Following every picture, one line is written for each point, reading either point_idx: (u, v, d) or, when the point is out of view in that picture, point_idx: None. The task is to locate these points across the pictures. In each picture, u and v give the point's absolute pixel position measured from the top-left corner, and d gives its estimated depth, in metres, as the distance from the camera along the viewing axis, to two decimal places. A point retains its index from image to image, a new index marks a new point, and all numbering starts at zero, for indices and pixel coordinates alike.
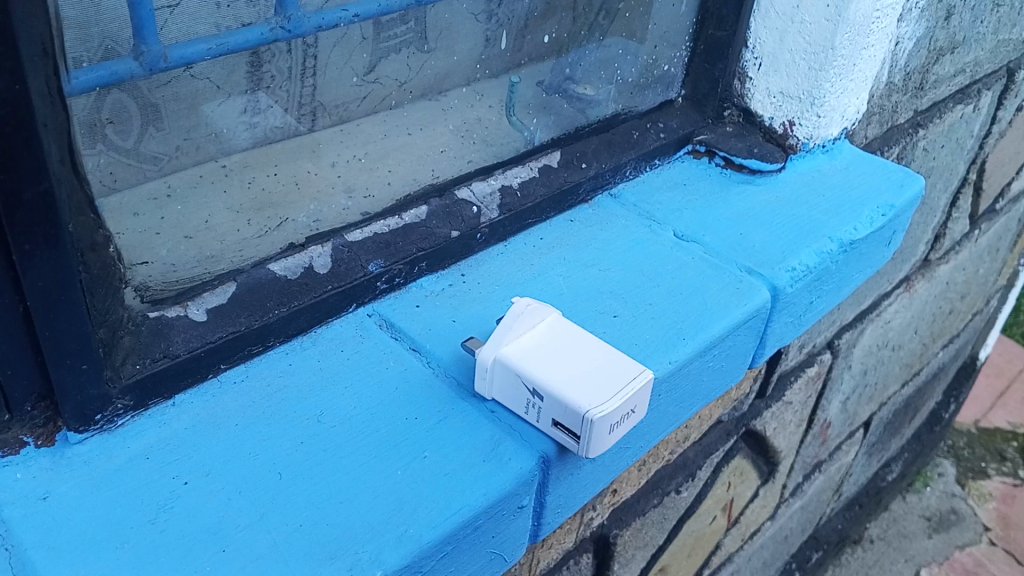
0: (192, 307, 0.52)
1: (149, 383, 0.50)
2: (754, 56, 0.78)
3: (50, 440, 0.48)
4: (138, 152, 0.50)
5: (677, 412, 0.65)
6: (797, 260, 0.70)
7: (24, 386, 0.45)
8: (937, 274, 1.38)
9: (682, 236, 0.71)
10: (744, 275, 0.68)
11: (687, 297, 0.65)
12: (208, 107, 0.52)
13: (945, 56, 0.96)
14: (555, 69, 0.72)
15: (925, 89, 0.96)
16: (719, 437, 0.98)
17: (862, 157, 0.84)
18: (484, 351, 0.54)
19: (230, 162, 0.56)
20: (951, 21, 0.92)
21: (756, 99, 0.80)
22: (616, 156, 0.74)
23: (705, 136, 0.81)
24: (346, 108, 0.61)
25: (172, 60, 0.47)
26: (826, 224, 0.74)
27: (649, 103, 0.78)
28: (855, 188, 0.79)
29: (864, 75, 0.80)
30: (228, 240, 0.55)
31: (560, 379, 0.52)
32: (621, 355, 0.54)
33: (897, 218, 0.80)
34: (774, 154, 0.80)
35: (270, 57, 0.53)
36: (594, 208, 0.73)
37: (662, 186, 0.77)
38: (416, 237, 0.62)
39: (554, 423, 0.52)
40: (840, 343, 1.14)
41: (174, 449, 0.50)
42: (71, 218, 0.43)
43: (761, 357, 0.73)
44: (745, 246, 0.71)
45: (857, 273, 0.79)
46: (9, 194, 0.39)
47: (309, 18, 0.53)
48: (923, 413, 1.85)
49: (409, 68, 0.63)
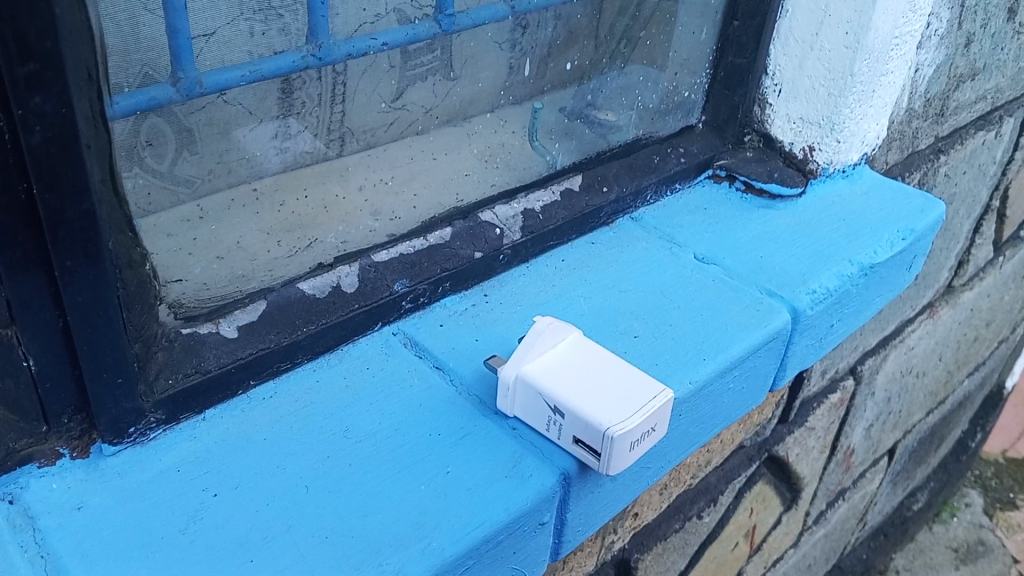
0: (224, 324, 0.54)
1: (180, 398, 0.52)
2: (774, 83, 0.79)
3: (84, 452, 0.50)
4: (173, 176, 0.51)
5: (698, 432, 0.65)
6: (817, 282, 0.70)
7: (61, 399, 0.47)
8: (962, 301, 1.37)
9: (703, 259, 0.72)
10: (764, 297, 0.68)
11: (707, 318, 0.65)
12: (240, 133, 0.54)
13: (966, 82, 0.96)
14: (577, 95, 0.73)
15: (945, 115, 0.96)
16: (741, 462, 0.98)
17: (882, 182, 0.85)
18: (504, 370, 0.55)
19: (262, 185, 0.57)
20: (971, 47, 0.92)
21: (777, 125, 0.81)
22: (636, 180, 0.75)
23: (725, 161, 0.81)
24: (373, 134, 0.63)
25: (207, 86, 0.50)
26: (846, 247, 0.75)
27: (669, 128, 0.79)
28: (875, 212, 0.80)
29: (883, 102, 0.81)
30: (259, 260, 0.57)
31: (580, 396, 0.52)
32: (640, 374, 0.55)
33: (918, 243, 0.80)
34: (795, 178, 0.80)
35: (301, 83, 0.56)
36: (615, 231, 0.73)
37: (682, 210, 0.77)
38: (441, 257, 0.63)
39: (575, 440, 0.53)
40: (862, 369, 1.14)
41: (204, 462, 0.51)
42: (111, 236, 0.44)
43: (782, 380, 0.73)
44: (766, 268, 0.71)
45: (878, 297, 0.79)
46: (52, 212, 0.40)
47: (339, 45, 0.56)
48: (948, 441, 1.83)
49: (435, 94, 0.65)
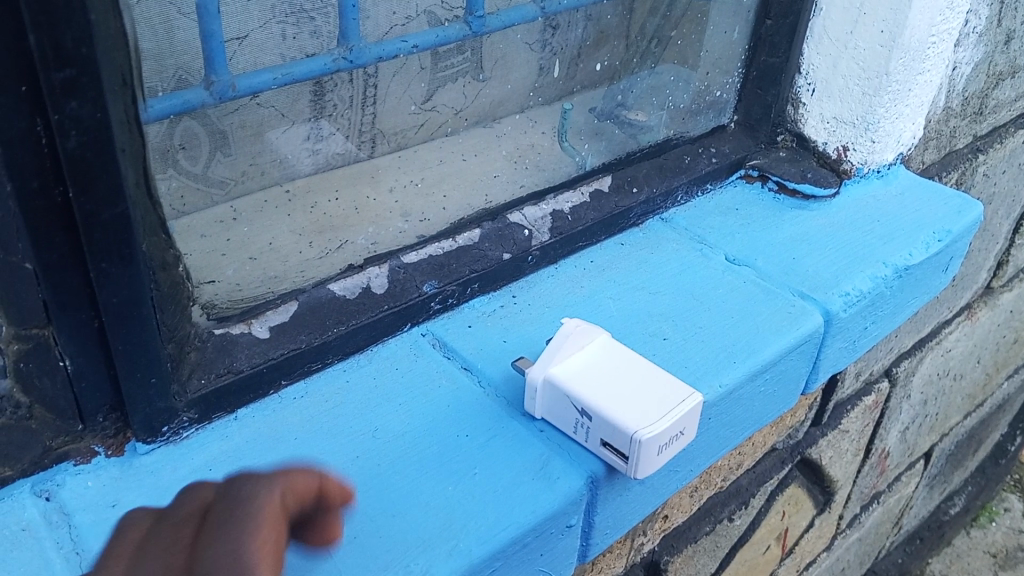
0: (256, 324, 0.54)
1: (212, 397, 0.52)
2: (807, 82, 0.78)
3: (119, 450, 0.51)
4: (207, 177, 0.53)
5: (728, 436, 0.64)
6: (851, 285, 0.68)
7: (97, 398, 0.48)
8: (1001, 303, 1.34)
9: (734, 260, 0.70)
10: (796, 300, 0.67)
11: (737, 321, 0.64)
12: (273, 134, 0.56)
13: (1005, 80, 0.94)
14: (607, 96, 0.74)
15: (984, 114, 0.94)
16: (773, 465, 0.97)
17: (919, 182, 0.82)
18: (533, 372, 0.55)
19: (294, 187, 0.59)
20: (1011, 45, 0.90)
21: (810, 124, 0.79)
22: (667, 180, 0.73)
23: (758, 161, 0.79)
24: (404, 135, 0.65)
25: (239, 89, 0.51)
26: (880, 249, 0.72)
27: (701, 128, 0.78)
28: (912, 212, 0.77)
29: (919, 101, 0.79)
30: (290, 262, 0.58)
31: (608, 399, 0.52)
32: (669, 377, 0.55)
33: (955, 244, 0.77)
34: (829, 179, 0.78)
35: (332, 86, 0.57)
36: (645, 232, 0.72)
37: (714, 211, 0.75)
38: (470, 258, 0.63)
39: (603, 443, 0.53)
40: (898, 371, 1.13)
41: (236, 461, 0.52)
42: (144, 237, 0.45)
43: (814, 383, 0.72)
44: (798, 270, 0.69)
45: (913, 299, 0.77)
46: (89, 215, 0.41)
47: (370, 48, 0.58)
48: (987, 445, 1.80)
49: (466, 96, 0.67)
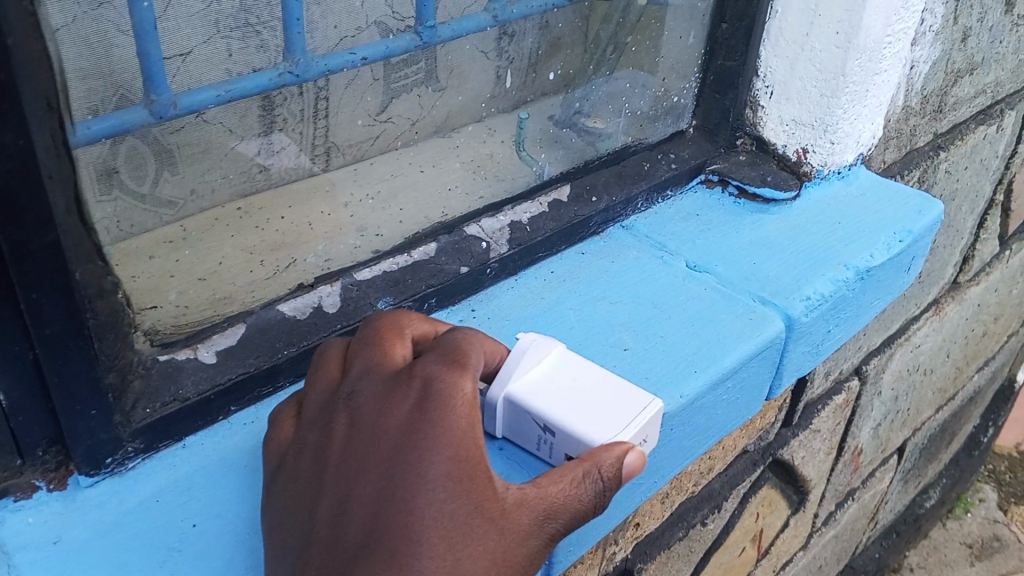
0: (202, 349, 0.53)
1: (159, 426, 0.51)
2: (765, 85, 0.76)
3: (61, 484, 0.49)
4: (154, 197, 0.52)
5: (692, 445, 0.64)
6: (812, 288, 0.68)
7: (36, 431, 0.46)
8: (968, 297, 1.35)
9: (695, 267, 0.69)
10: (756, 305, 0.66)
11: (698, 329, 0.64)
12: (221, 150, 0.54)
13: (964, 77, 0.94)
14: (565, 103, 0.74)
15: (944, 111, 0.94)
16: (745, 468, 0.97)
17: (879, 182, 0.82)
18: (491, 388, 0.53)
19: (246, 204, 0.58)
20: (968, 42, 0.90)
21: (769, 127, 0.78)
22: (627, 188, 0.72)
23: (717, 165, 0.78)
24: (358, 148, 0.63)
25: (180, 108, 0.50)
26: (842, 251, 0.72)
27: (660, 135, 0.77)
28: (873, 212, 0.77)
29: (877, 101, 0.78)
30: (240, 282, 0.57)
31: (571, 412, 0.51)
32: (629, 385, 0.53)
33: (916, 243, 0.77)
34: (789, 181, 0.77)
35: (282, 99, 0.55)
36: (605, 240, 0.71)
37: (675, 217, 0.74)
38: (425, 273, 0.61)
39: (567, 456, 0.51)
40: (868, 369, 1.13)
41: (185, 490, 0.51)
42: (80, 265, 0.43)
43: (779, 388, 0.71)
44: (759, 275, 0.69)
45: (876, 300, 0.76)
46: (17, 244, 0.40)
47: (317, 62, 0.56)
48: (959, 437, 1.81)
49: (421, 107, 0.66)
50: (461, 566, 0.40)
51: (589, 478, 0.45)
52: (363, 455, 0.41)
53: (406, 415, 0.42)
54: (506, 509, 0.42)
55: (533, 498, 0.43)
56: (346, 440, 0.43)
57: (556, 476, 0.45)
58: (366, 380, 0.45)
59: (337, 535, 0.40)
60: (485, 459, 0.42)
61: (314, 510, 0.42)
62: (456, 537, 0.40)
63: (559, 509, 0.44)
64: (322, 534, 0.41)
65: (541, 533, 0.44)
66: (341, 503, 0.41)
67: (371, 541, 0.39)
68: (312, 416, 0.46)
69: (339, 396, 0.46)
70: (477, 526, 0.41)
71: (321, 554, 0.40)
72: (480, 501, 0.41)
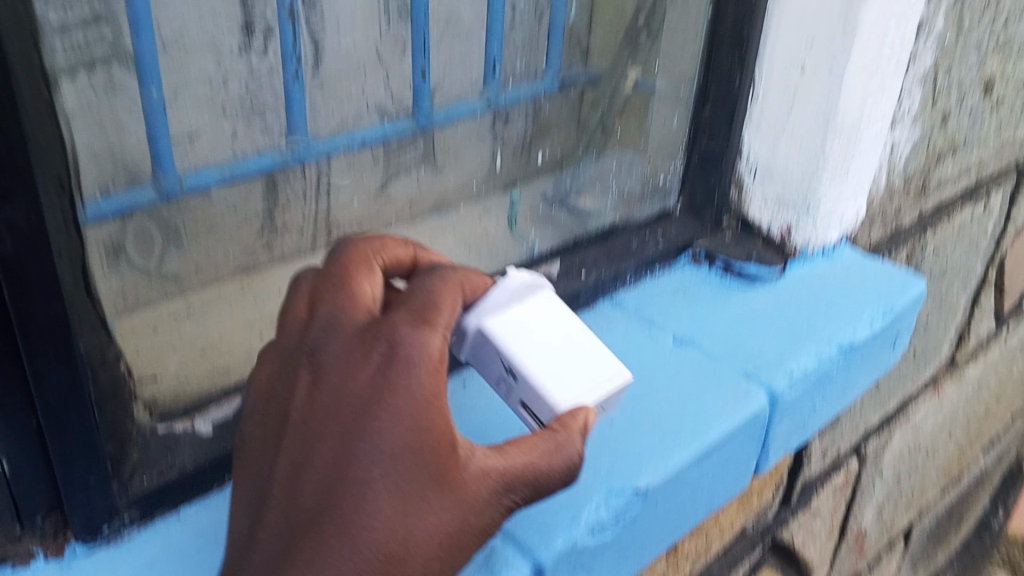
0: (200, 420, 0.54)
1: (155, 495, 0.52)
2: (749, 166, 0.79)
3: (59, 550, 0.50)
4: (162, 272, 0.57)
5: (679, 519, 0.64)
6: (795, 362, 0.69)
7: (35, 499, 0.48)
8: (967, 375, 1.35)
9: (681, 341, 0.71)
10: (741, 379, 0.67)
11: (683, 402, 0.65)
12: (218, 221, 0.64)
13: (947, 158, 0.97)
14: (556, 186, 0.82)
15: (928, 191, 0.97)
16: (745, 547, 0.96)
17: (864, 261, 0.84)
18: (464, 317, 0.49)
19: (247, 281, 0.63)
20: (948, 125, 0.93)
21: (753, 206, 0.80)
22: (615, 263, 0.74)
23: (703, 243, 0.81)
24: (365, 229, 0.74)
25: (185, 186, 0.61)
26: (825, 327, 0.73)
27: (648, 212, 0.79)
28: (857, 289, 0.79)
29: (858, 182, 0.81)
30: (237, 354, 0.58)
31: (541, 363, 0.48)
32: (605, 349, 0.51)
33: (900, 320, 0.78)
34: (773, 258, 0.79)
35: (285, 180, 0.70)
36: (596, 314, 0.73)
37: (663, 291, 0.77)
38: None
39: (522, 403, 0.49)
40: (866, 447, 1.13)
41: (178, 560, 0.51)
42: (82, 336, 0.45)
43: (767, 463, 0.72)
44: (744, 349, 0.70)
45: (862, 376, 0.78)
46: (24, 317, 0.41)
47: (316, 145, 0.71)
48: (970, 520, 1.78)
49: (420, 188, 0.78)
50: (412, 535, 0.42)
51: (564, 452, 0.46)
52: (325, 417, 0.43)
53: (369, 381, 0.43)
54: (461, 478, 0.43)
55: (492, 468, 0.45)
56: (309, 400, 0.44)
57: (523, 447, 0.46)
58: (331, 338, 0.45)
59: (293, 498, 0.42)
60: (445, 434, 0.43)
61: (275, 465, 0.44)
62: (408, 503, 0.42)
63: (516, 477, 0.45)
64: (281, 488, 0.43)
65: (498, 502, 0.45)
66: (303, 460, 0.43)
67: (324, 508, 0.41)
68: (279, 363, 0.46)
69: (305, 347, 0.45)
70: (431, 498, 0.43)
71: (279, 507, 0.43)
72: (437, 469, 0.43)
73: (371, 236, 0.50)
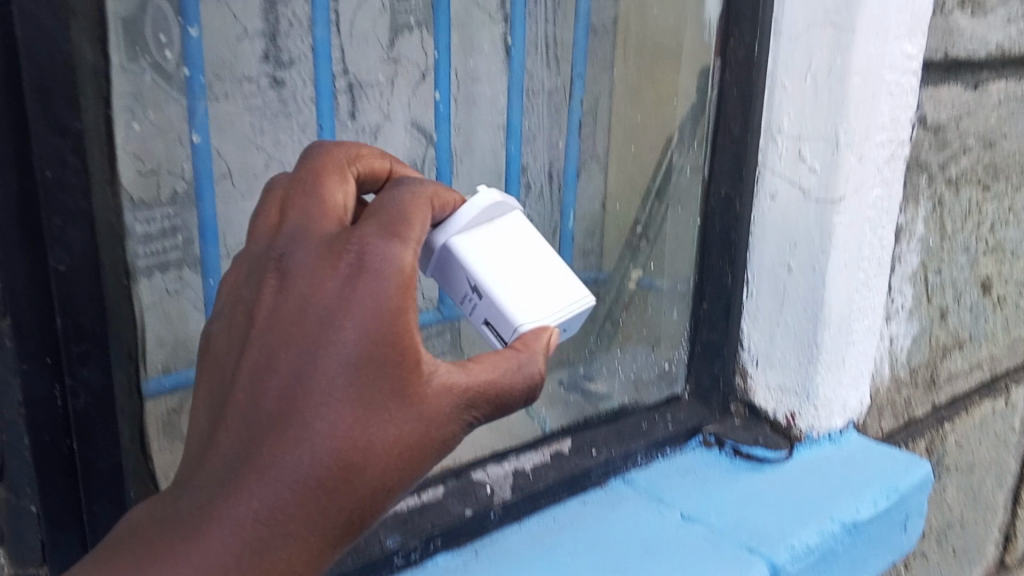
0: None
1: None
2: (750, 355, 0.87)
3: None
4: None
5: None
6: (797, 538, 0.72)
7: None
8: None
9: (688, 517, 0.74)
10: (743, 552, 0.70)
11: (686, 571, 0.67)
12: None
13: (953, 352, 1.02)
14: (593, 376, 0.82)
15: (939, 384, 1.01)
16: None
17: (870, 446, 0.87)
18: (432, 235, 0.52)
19: None
20: (948, 320, 0.99)
21: (759, 394, 0.87)
22: (624, 443, 0.80)
23: (713, 427, 0.86)
24: None
25: None
26: (829, 506, 0.76)
27: (654, 397, 0.88)
28: (862, 472, 0.82)
29: (858, 370, 0.86)
30: None
31: (504, 281, 0.51)
32: (568, 274, 0.55)
33: (905, 501, 0.81)
34: (780, 442, 0.84)
35: None
36: (607, 491, 0.78)
37: (672, 472, 0.81)
38: (432, 514, 0.67)
39: (485, 322, 0.53)
40: None
41: None
42: (133, 486, 0.53)
43: None
44: (747, 525, 0.73)
45: (870, 558, 0.80)
46: (86, 463, 0.49)
47: None
48: None
49: None
50: (372, 445, 0.42)
51: (524, 370, 0.48)
52: (289, 325, 0.42)
53: (337, 285, 0.42)
54: (423, 393, 0.43)
55: (456, 383, 0.45)
56: (271, 311, 0.42)
57: (486, 366, 0.47)
58: (300, 244, 0.44)
59: (250, 405, 0.41)
60: (411, 347, 0.42)
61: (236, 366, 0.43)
62: (369, 412, 0.42)
63: (478, 395, 0.46)
64: (237, 399, 0.41)
65: (460, 418, 0.45)
66: (262, 368, 0.41)
67: (283, 414, 0.41)
68: (248, 266, 0.46)
69: (271, 256, 0.44)
70: (390, 408, 0.42)
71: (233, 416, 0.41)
72: (400, 381, 0.42)
73: (348, 146, 0.52)
